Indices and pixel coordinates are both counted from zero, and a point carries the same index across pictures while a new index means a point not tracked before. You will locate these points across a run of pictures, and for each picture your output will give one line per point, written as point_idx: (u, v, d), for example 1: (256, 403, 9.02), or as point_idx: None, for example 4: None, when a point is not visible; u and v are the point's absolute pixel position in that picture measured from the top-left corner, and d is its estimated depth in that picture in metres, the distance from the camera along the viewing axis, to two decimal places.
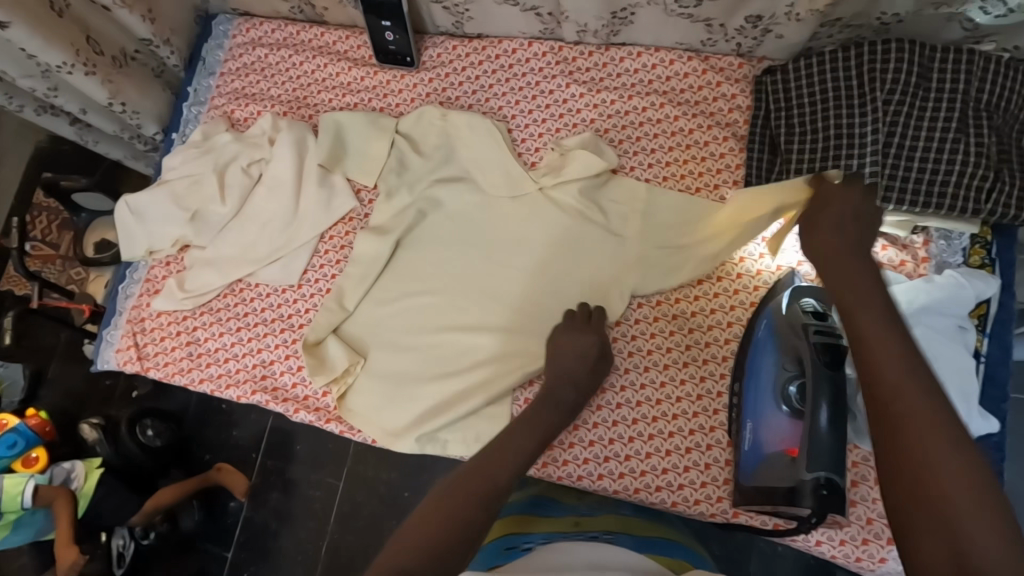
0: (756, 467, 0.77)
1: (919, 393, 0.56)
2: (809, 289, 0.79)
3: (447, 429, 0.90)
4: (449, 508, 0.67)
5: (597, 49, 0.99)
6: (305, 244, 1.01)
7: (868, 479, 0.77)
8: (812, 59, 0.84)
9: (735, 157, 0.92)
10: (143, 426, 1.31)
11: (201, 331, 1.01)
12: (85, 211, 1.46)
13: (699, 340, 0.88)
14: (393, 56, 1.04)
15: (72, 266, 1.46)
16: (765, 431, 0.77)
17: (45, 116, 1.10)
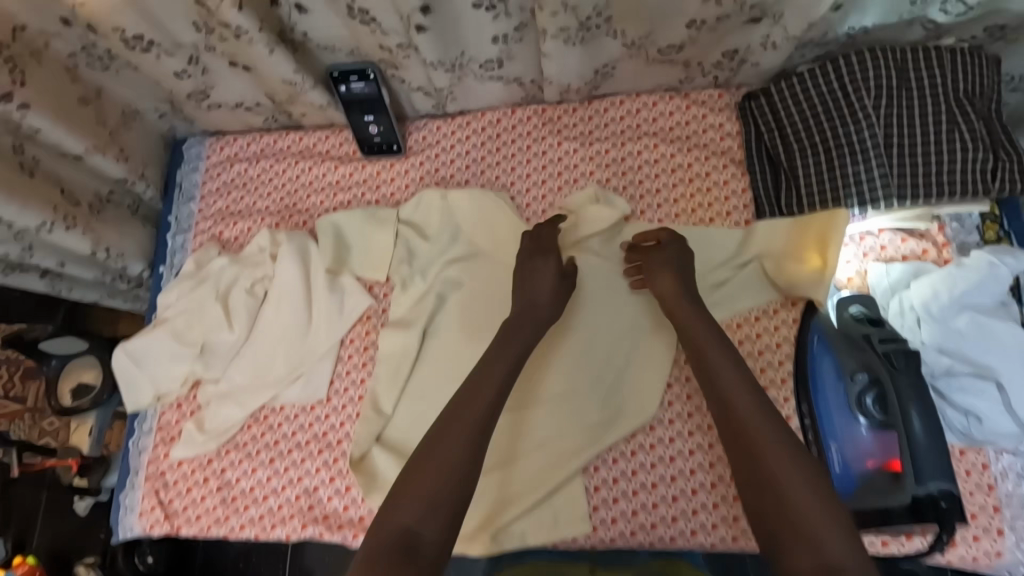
0: (853, 488, 0.74)
1: (755, 410, 0.66)
2: (853, 297, 0.81)
3: (524, 521, 0.85)
4: None
5: (580, 105, 1.00)
6: (326, 353, 0.96)
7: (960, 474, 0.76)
8: (793, 79, 0.87)
9: (740, 181, 0.93)
10: (142, 554, 1.19)
11: (231, 471, 0.94)
12: (55, 356, 1.29)
13: (753, 367, 0.83)
14: (380, 147, 1.03)
15: (44, 419, 1.29)
16: (850, 449, 0.76)
17: (12, 275, 0.97)
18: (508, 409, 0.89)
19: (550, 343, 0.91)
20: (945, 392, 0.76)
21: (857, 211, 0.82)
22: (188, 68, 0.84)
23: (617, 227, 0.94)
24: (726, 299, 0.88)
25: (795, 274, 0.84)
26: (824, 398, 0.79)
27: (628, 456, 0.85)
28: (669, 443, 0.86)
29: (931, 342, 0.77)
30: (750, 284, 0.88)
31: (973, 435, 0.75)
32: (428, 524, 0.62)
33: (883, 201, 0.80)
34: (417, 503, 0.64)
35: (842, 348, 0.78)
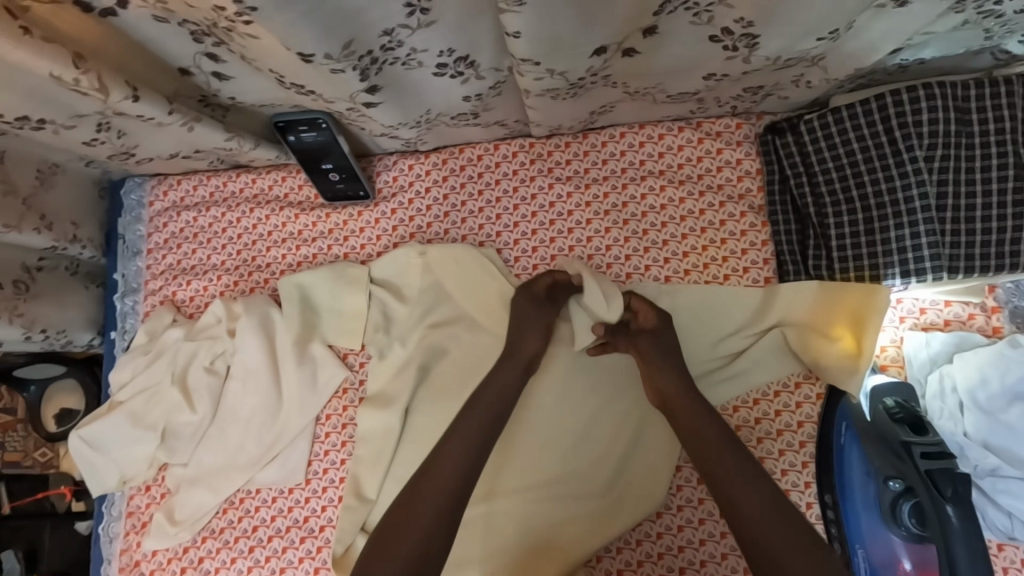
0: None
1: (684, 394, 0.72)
2: (887, 386, 0.73)
3: None
4: None
5: (574, 139, 0.86)
6: (300, 433, 0.88)
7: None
8: (828, 115, 0.73)
9: (759, 233, 0.80)
10: None
11: (209, 561, 0.88)
12: (32, 382, 1.17)
13: (772, 450, 0.73)
14: (344, 193, 0.89)
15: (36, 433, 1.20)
16: (876, 556, 0.71)
17: None
18: (502, 495, 0.80)
19: (541, 427, 0.82)
20: (988, 492, 0.68)
21: (899, 281, 0.71)
22: (99, 135, 0.70)
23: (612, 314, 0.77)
24: (741, 372, 0.76)
25: (818, 351, 0.73)
26: (850, 491, 0.72)
27: (633, 545, 0.80)
28: (678, 532, 0.79)
29: (975, 435, 0.69)
30: (767, 356, 0.76)
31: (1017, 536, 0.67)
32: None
33: (930, 273, 0.69)
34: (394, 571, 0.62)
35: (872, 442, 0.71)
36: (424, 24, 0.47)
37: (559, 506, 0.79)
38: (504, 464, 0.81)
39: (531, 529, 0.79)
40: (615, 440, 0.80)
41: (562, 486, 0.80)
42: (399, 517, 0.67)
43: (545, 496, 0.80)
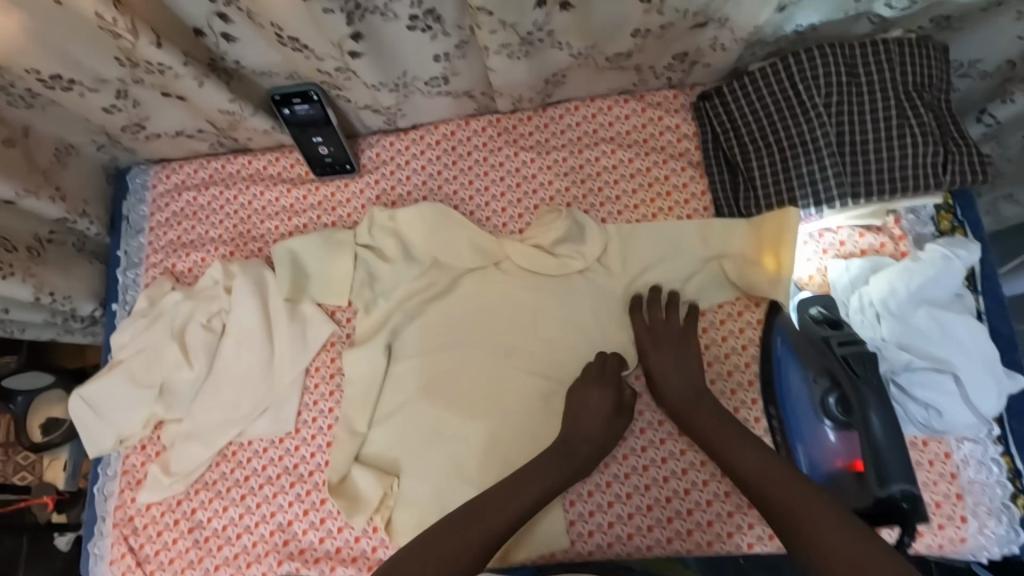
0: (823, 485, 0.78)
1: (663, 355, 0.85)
2: (815, 299, 0.83)
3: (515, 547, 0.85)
4: None
5: (534, 113, 0.98)
6: (292, 384, 0.94)
7: (941, 455, 0.77)
8: (745, 78, 0.87)
9: (698, 184, 0.92)
10: None
11: (202, 511, 0.91)
12: (19, 394, 1.22)
13: None
14: (332, 167, 1.00)
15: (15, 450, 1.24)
16: (818, 450, 0.78)
17: None
18: (483, 425, 0.89)
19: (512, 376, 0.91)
20: (905, 387, 0.76)
21: (813, 209, 0.83)
22: (117, 102, 0.81)
23: (565, 238, 0.91)
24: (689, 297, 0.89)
25: (752, 278, 0.85)
26: (787, 397, 0.81)
27: (602, 468, 0.86)
28: (642, 453, 0.86)
29: (891, 337, 0.78)
30: (710, 286, 0.89)
31: (934, 427, 0.76)
32: None
33: (838, 200, 0.81)
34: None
35: (801, 351, 0.80)
36: None
37: (572, 446, 0.82)
38: (482, 398, 0.91)
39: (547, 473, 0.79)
40: (609, 376, 0.86)
41: (580, 427, 0.83)
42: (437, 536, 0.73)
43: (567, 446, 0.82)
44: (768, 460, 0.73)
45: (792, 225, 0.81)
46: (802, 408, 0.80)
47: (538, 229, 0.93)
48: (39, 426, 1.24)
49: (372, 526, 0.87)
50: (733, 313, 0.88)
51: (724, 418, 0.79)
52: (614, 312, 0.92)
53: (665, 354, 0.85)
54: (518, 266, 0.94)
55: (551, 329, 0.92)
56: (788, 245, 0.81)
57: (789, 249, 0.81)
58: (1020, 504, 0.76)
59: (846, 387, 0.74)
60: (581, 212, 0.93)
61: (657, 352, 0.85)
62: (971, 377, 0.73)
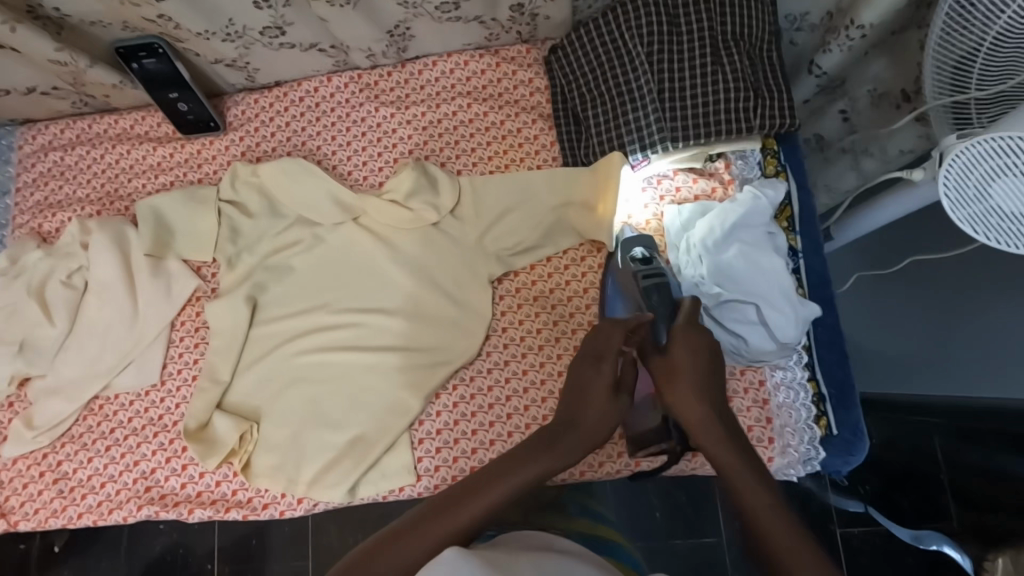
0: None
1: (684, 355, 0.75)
2: (638, 239, 0.87)
3: (368, 485, 0.88)
4: None
5: (394, 69, 1.00)
6: (156, 338, 0.96)
7: (755, 382, 0.83)
8: (581, 30, 0.90)
9: (548, 135, 0.96)
10: None
11: (67, 463, 0.93)
12: None
13: (546, 304, 0.92)
14: (196, 125, 1.01)
15: None
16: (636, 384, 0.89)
17: None
18: (337, 374, 0.92)
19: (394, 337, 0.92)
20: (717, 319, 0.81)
21: (640, 155, 0.87)
22: None
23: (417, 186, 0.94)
24: (539, 245, 0.93)
25: (591, 224, 0.90)
26: None
27: (450, 408, 0.90)
28: (489, 392, 0.90)
29: (708, 274, 0.82)
30: (560, 232, 0.93)
31: (742, 354, 0.81)
32: None
33: (661, 144, 0.85)
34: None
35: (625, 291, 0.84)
36: None
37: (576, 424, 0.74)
38: (336, 346, 0.92)
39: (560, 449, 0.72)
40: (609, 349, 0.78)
41: (594, 394, 0.76)
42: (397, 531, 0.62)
43: (572, 429, 0.74)
44: (758, 476, 0.65)
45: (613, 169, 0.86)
46: None
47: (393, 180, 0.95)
48: None
49: (232, 470, 0.91)
50: (578, 258, 0.93)
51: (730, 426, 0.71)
52: (468, 261, 0.93)
53: (689, 355, 0.75)
54: (375, 221, 0.96)
55: (406, 278, 0.93)
56: (611, 190, 0.87)
57: (613, 192, 0.87)
58: (821, 424, 0.82)
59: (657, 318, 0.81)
60: (432, 163, 0.96)
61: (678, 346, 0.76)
62: (770, 305, 0.79)
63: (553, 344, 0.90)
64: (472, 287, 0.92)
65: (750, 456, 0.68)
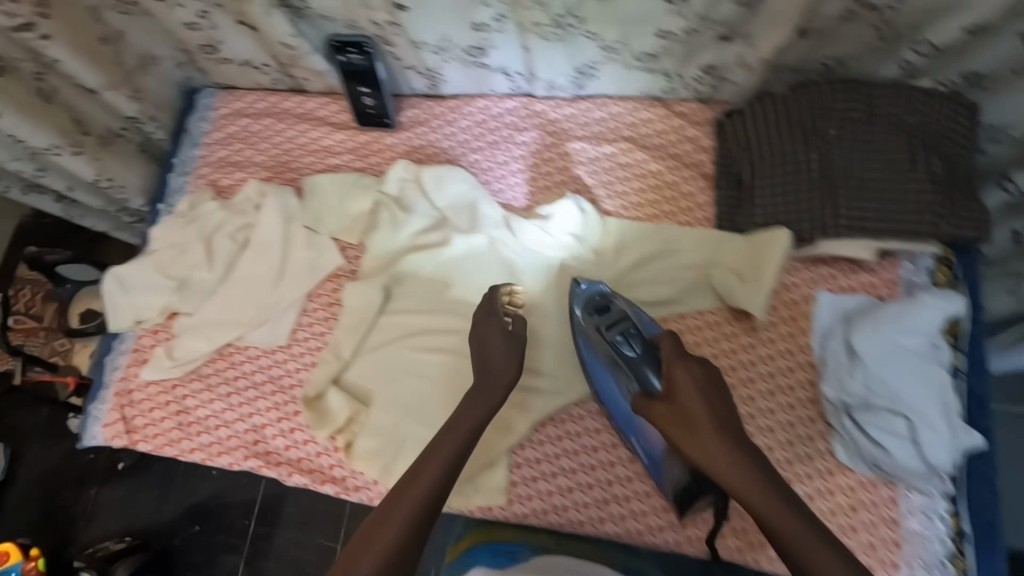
0: (659, 467, 0.83)
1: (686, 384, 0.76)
2: (592, 284, 0.90)
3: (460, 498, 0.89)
4: (401, 553, 0.69)
5: (566, 102, 1.04)
6: (293, 303, 1.03)
7: (886, 499, 0.79)
8: (766, 100, 0.90)
9: (706, 195, 0.96)
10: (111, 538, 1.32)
11: (191, 399, 1.01)
12: (70, 282, 1.50)
13: None
14: (372, 117, 1.08)
15: (54, 338, 1.48)
16: (645, 436, 0.84)
17: (32, 194, 1.13)
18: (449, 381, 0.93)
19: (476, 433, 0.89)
20: (862, 425, 0.77)
21: (803, 235, 0.85)
22: (197, 21, 0.92)
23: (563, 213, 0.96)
24: (673, 299, 0.93)
25: (736, 292, 0.88)
26: (611, 397, 0.86)
27: (554, 440, 0.89)
28: (596, 434, 0.89)
29: (858, 376, 0.78)
30: (697, 292, 0.92)
31: (883, 468, 0.77)
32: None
33: (830, 230, 0.83)
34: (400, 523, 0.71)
35: (600, 352, 0.86)
36: None
37: (484, 376, 0.84)
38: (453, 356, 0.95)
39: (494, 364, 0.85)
40: (496, 324, 0.87)
41: (493, 360, 0.85)
42: (381, 515, 0.72)
43: (483, 378, 0.84)
44: (771, 489, 0.68)
45: (768, 241, 0.86)
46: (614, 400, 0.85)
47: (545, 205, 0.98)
48: (80, 314, 1.49)
49: (335, 446, 0.95)
50: (713, 321, 0.91)
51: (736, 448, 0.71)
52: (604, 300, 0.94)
53: (686, 388, 0.76)
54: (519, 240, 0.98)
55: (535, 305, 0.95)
56: (764, 261, 0.86)
57: (766, 263, 0.86)
58: (958, 564, 0.76)
59: (638, 371, 0.82)
60: (587, 199, 1.00)
61: (680, 397, 0.76)
62: (927, 424, 0.74)
63: None
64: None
65: (741, 447, 0.71)
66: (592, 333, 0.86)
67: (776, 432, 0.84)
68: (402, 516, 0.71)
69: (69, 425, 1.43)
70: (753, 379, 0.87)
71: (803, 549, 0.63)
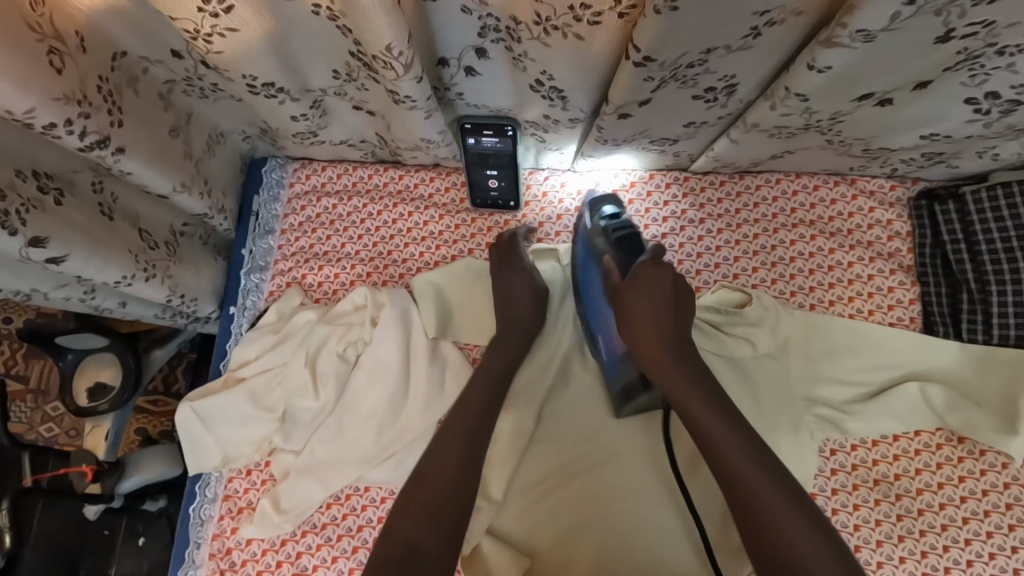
0: (615, 370, 0.82)
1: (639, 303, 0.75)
2: (606, 200, 0.85)
3: None
4: (447, 508, 0.69)
5: (729, 178, 0.89)
6: (422, 434, 0.86)
7: None
8: (998, 189, 0.77)
9: (908, 291, 0.83)
10: None
11: (308, 558, 0.84)
12: (70, 352, 1.17)
13: (888, 494, 0.79)
14: (494, 201, 0.90)
15: (46, 402, 1.35)
16: (611, 338, 0.82)
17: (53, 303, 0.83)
18: (621, 528, 0.79)
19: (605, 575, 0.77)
20: None
21: None
22: (307, 112, 0.72)
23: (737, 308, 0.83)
24: (884, 421, 0.80)
25: (974, 416, 0.77)
26: (590, 291, 0.84)
27: None
28: None
29: None
30: (911, 409, 0.79)
31: None
32: (436, 541, 0.66)
33: None
34: (419, 517, 0.68)
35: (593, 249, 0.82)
36: (742, 48, 0.53)
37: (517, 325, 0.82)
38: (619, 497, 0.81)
39: (505, 350, 0.81)
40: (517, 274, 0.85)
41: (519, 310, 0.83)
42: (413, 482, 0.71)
43: (508, 330, 0.82)
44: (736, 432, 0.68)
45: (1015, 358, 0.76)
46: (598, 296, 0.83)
47: (719, 298, 0.84)
48: (85, 389, 1.19)
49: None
50: (932, 443, 0.79)
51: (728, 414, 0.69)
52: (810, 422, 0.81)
53: (645, 306, 0.75)
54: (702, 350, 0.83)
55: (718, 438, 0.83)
56: (1009, 382, 0.76)
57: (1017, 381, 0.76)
58: None
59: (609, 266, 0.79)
60: (768, 294, 0.84)
61: (635, 290, 0.75)
62: None
63: (894, 544, 0.77)
64: (805, 457, 0.79)
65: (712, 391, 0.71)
66: (598, 237, 0.82)
67: None
68: (444, 480, 0.71)
69: (88, 512, 1.25)
70: (987, 512, 0.76)
71: (772, 505, 0.63)
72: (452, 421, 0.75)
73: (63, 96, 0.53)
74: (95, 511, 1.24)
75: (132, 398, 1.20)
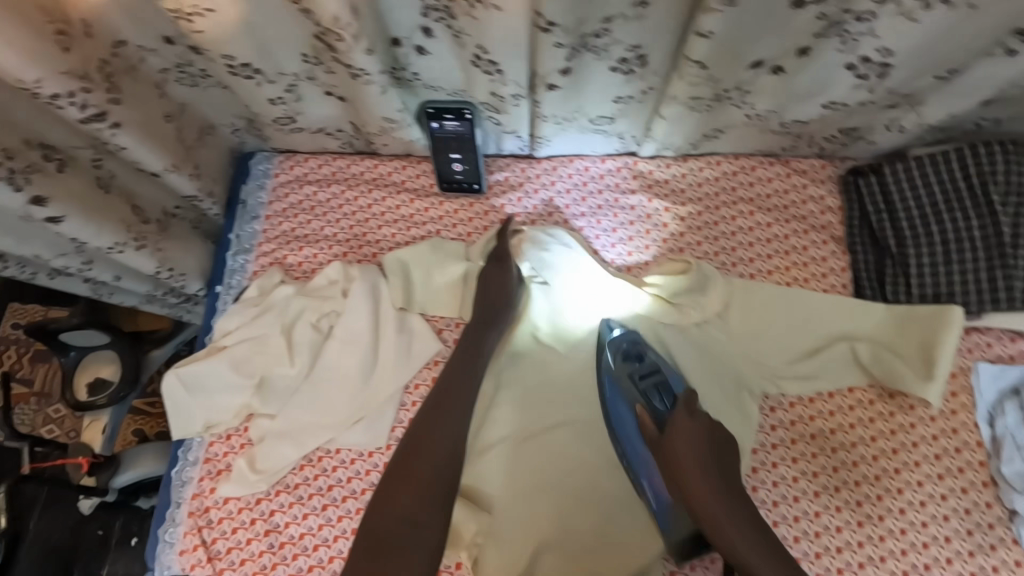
0: (667, 519, 0.82)
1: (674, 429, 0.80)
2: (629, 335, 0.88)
3: None
4: (427, 488, 0.79)
5: (674, 162, 0.97)
6: (390, 398, 0.92)
7: None
8: (911, 162, 0.85)
9: (839, 259, 0.90)
10: None
11: (280, 515, 0.89)
12: (72, 348, 1.23)
13: (824, 447, 0.83)
14: (459, 183, 0.98)
15: (50, 405, 1.33)
16: (655, 481, 0.84)
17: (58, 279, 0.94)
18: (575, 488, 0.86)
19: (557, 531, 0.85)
20: None
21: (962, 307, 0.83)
22: (284, 95, 0.82)
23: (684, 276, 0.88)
24: (818, 376, 0.86)
25: (898, 369, 0.82)
26: (626, 436, 0.86)
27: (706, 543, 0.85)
28: None
29: None
30: (842, 365, 0.85)
31: None
32: (427, 530, 0.76)
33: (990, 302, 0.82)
34: (409, 500, 0.78)
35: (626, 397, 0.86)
36: (638, 16, 0.67)
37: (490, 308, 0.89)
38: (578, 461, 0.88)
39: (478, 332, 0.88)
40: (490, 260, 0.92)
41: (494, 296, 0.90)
42: (396, 473, 0.80)
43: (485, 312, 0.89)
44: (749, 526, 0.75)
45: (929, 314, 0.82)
46: (636, 439, 0.85)
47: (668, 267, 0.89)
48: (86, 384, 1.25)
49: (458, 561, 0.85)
50: (864, 399, 0.85)
51: (741, 512, 0.76)
52: (751, 379, 0.87)
53: (686, 440, 0.79)
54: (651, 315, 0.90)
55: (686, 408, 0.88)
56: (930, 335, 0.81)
57: (935, 331, 0.81)
58: None
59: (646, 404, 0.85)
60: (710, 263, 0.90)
61: (677, 438, 0.79)
62: None
63: (830, 494, 0.81)
64: (745, 411, 0.85)
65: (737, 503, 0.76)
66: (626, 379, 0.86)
67: (952, 519, 0.79)
68: (425, 471, 0.80)
69: (82, 505, 1.31)
70: (917, 462, 0.81)
71: None
72: (438, 404, 0.84)
73: (67, 70, 0.63)
74: (89, 504, 1.31)
75: (129, 395, 1.25)
